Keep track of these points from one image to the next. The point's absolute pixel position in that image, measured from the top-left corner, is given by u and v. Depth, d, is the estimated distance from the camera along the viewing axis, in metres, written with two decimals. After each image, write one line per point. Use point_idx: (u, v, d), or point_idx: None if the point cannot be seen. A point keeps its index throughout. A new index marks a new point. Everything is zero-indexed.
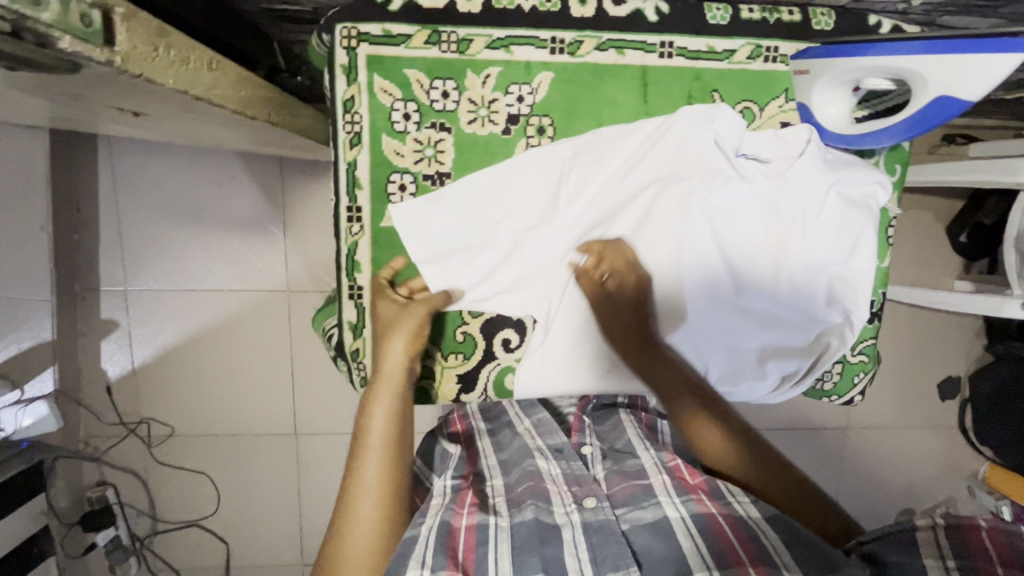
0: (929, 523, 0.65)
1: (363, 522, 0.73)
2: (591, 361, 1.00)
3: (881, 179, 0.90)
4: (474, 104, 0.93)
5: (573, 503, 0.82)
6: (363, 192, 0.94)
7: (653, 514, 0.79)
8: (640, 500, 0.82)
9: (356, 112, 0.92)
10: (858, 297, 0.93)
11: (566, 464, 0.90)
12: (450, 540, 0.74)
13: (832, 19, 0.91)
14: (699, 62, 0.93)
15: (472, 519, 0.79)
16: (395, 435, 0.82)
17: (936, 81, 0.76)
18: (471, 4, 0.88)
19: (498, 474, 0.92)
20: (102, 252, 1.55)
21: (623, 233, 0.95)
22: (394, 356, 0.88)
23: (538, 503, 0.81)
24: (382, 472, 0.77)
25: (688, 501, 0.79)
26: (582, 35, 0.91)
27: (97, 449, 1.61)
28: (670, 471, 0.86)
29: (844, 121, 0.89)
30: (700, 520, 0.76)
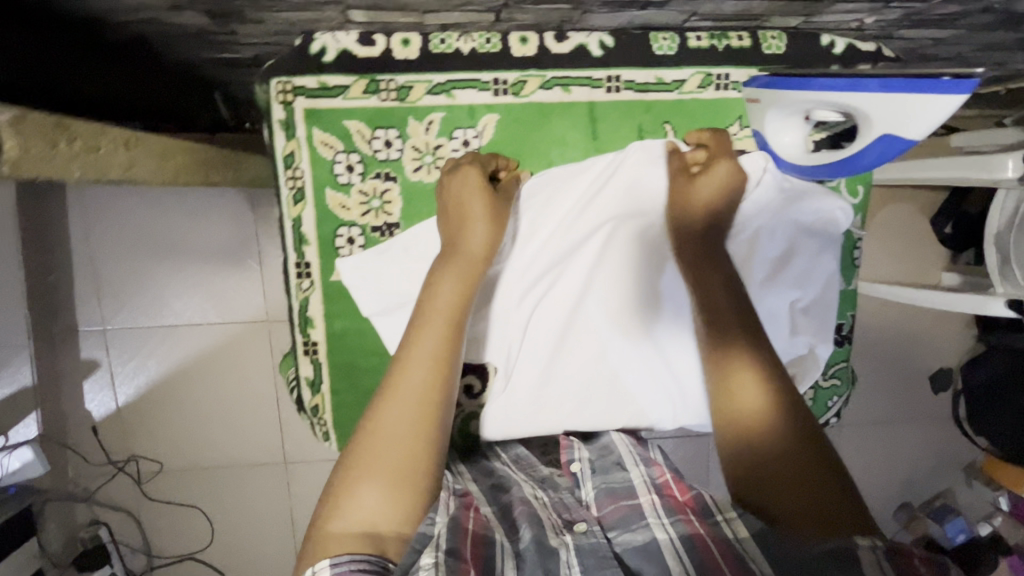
0: (870, 544, 0.57)
1: (407, 394, 0.71)
2: (558, 407, 0.93)
3: (841, 206, 0.90)
4: (419, 152, 0.93)
5: (564, 527, 0.72)
6: (310, 247, 0.93)
7: (646, 537, 0.70)
8: (633, 522, 0.73)
9: (297, 168, 0.91)
10: (818, 326, 0.92)
11: (552, 492, 0.82)
12: (460, 531, 0.65)
13: (784, 41, 0.89)
14: (648, 95, 0.94)
15: (478, 522, 0.68)
16: (457, 319, 0.78)
17: (881, 118, 0.69)
18: (408, 51, 0.88)
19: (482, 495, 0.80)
20: (77, 292, 1.52)
21: (582, 270, 0.94)
22: (471, 242, 0.84)
23: (532, 523, 0.71)
24: (439, 352, 0.74)
25: (676, 521, 0.70)
26: (525, 75, 0.91)
27: (87, 489, 1.60)
28: (657, 490, 0.77)
29: (800, 153, 0.84)
30: (691, 543, 0.66)
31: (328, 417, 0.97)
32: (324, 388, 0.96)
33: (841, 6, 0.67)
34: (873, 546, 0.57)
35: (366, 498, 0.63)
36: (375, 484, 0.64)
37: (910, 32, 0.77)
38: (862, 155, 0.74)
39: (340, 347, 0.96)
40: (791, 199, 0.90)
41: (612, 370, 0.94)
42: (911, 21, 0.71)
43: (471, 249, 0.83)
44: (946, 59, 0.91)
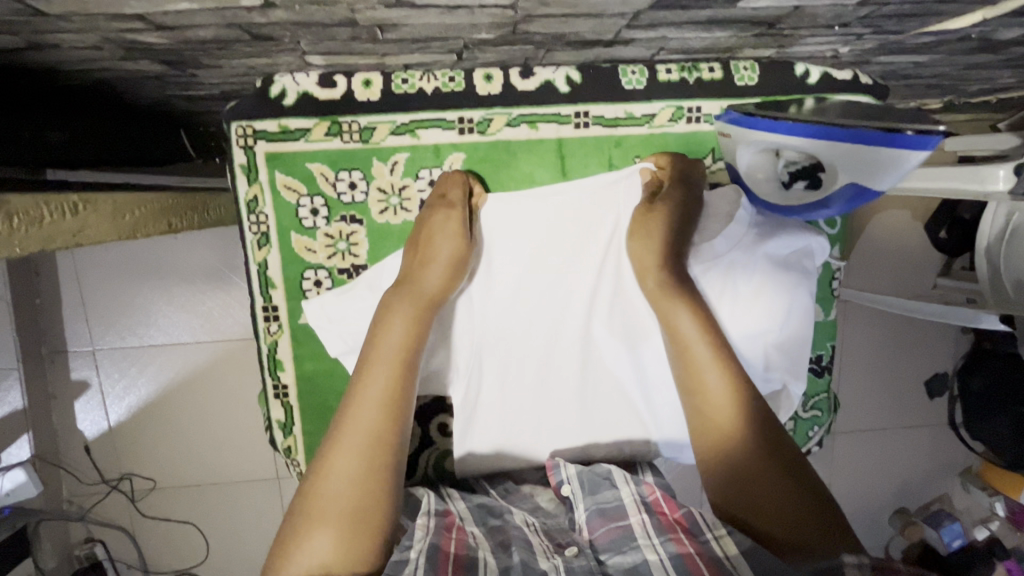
0: (856, 560, 0.54)
1: (353, 443, 0.71)
2: (533, 436, 0.93)
3: (812, 241, 0.88)
4: (385, 193, 0.91)
5: (554, 552, 0.69)
6: (277, 291, 0.92)
7: (636, 559, 0.66)
8: (624, 544, 0.69)
9: (260, 213, 0.89)
10: (787, 363, 0.89)
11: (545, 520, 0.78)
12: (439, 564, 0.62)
13: (757, 72, 0.85)
14: (617, 129, 0.91)
15: (461, 550, 0.66)
16: (404, 360, 0.78)
17: (848, 171, 0.68)
18: (369, 91, 0.85)
19: (472, 521, 0.77)
20: (66, 313, 1.53)
21: (553, 302, 0.92)
22: (427, 283, 0.83)
23: (521, 548, 0.67)
24: (384, 397, 0.74)
25: (667, 541, 0.67)
26: (491, 113, 0.88)
27: (81, 507, 1.61)
28: (648, 509, 0.74)
29: (775, 191, 0.78)
30: (682, 563, 0.63)
31: (301, 457, 0.98)
32: (296, 430, 0.96)
33: (810, 40, 0.64)
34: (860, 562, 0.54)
35: (318, 552, 0.63)
36: (327, 535, 0.64)
37: (884, 59, 0.74)
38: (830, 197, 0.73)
39: (309, 387, 0.95)
40: (762, 233, 0.88)
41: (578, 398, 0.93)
42: (884, 49, 0.69)
43: (427, 287, 0.83)
44: (928, 77, 0.88)
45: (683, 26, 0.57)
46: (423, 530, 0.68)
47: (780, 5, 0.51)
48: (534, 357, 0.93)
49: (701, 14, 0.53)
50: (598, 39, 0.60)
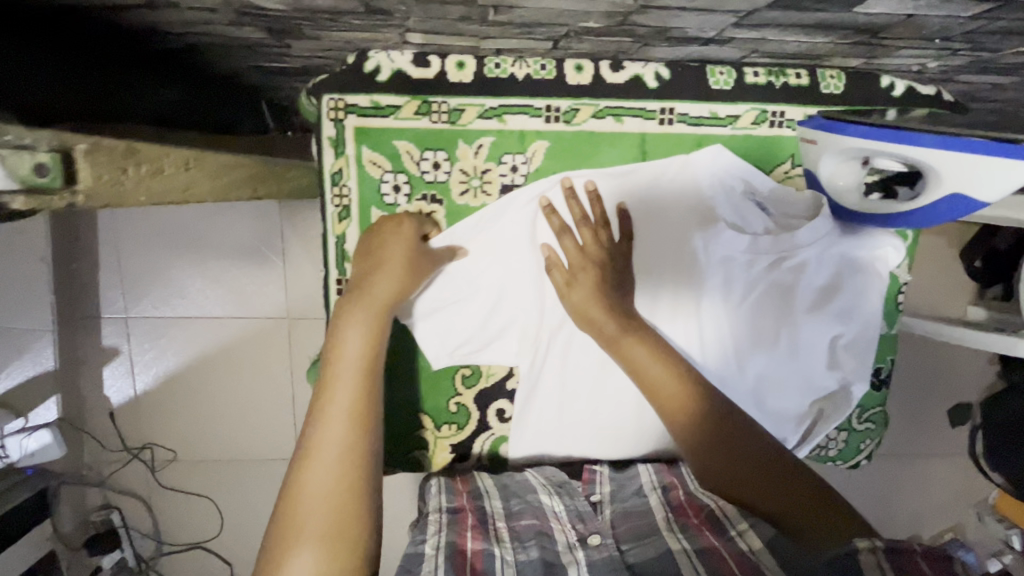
0: (870, 546, 0.53)
1: (326, 458, 0.65)
2: (580, 422, 0.89)
3: (896, 242, 0.77)
4: (466, 175, 0.82)
5: (577, 540, 0.70)
6: None
7: (660, 548, 0.66)
8: (649, 539, 0.69)
9: (343, 185, 0.81)
10: (858, 365, 0.80)
11: (568, 501, 0.79)
12: (459, 555, 0.64)
13: (843, 81, 0.75)
14: (702, 128, 0.79)
15: (477, 543, 0.68)
16: (370, 367, 0.73)
17: (949, 181, 0.61)
18: (461, 74, 0.77)
19: (498, 499, 0.81)
20: (102, 280, 1.52)
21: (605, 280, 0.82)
22: (378, 288, 0.76)
23: (540, 538, 0.70)
24: (353, 411, 0.69)
25: (691, 536, 0.66)
26: (578, 103, 0.78)
27: (100, 474, 1.61)
28: (674, 509, 0.73)
29: (856, 200, 0.72)
30: (707, 557, 0.61)
31: None
32: None
33: (903, 52, 0.65)
34: (873, 548, 0.54)
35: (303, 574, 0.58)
36: (312, 553, 0.59)
37: (966, 79, 0.74)
38: (907, 216, 0.68)
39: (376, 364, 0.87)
40: (843, 229, 0.78)
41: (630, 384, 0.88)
42: (972, 68, 0.69)
43: (374, 294, 0.76)
44: (1003, 101, 0.87)
45: (789, 28, 0.57)
46: (438, 526, 0.71)
47: (894, 14, 0.52)
48: (587, 343, 0.87)
49: (812, 17, 0.53)
50: (698, 37, 0.60)
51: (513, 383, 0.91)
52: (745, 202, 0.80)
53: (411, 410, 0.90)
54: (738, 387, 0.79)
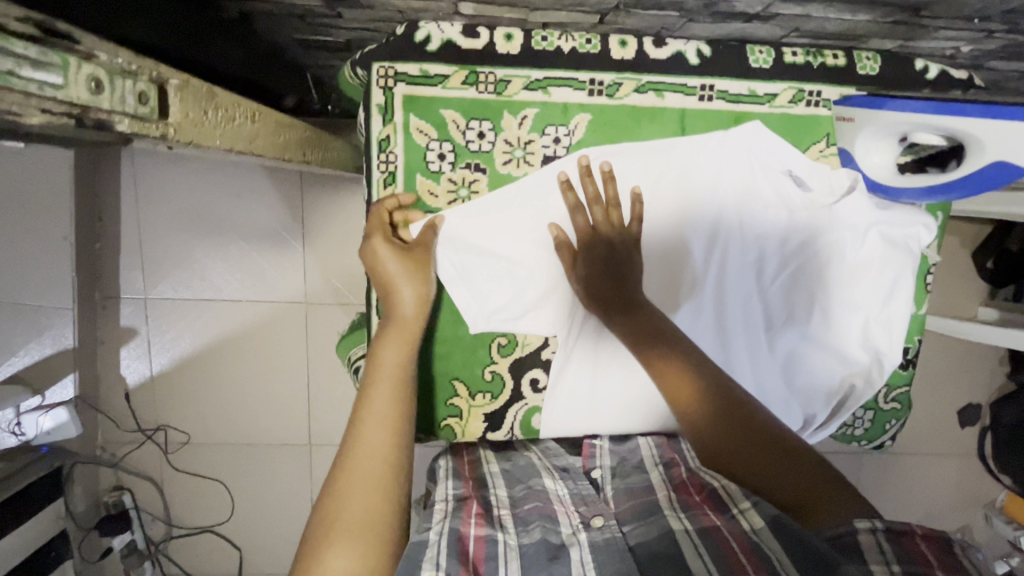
0: (869, 526, 0.48)
1: (361, 478, 0.54)
2: (618, 405, 0.78)
3: (927, 220, 0.71)
4: (510, 146, 0.70)
5: (580, 522, 0.60)
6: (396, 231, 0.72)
7: (662, 529, 0.57)
8: (650, 517, 0.60)
9: (390, 152, 0.70)
10: (895, 340, 0.73)
11: (573, 484, 0.69)
12: (461, 548, 0.54)
13: (878, 64, 0.70)
14: (740, 107, 0.71)
15: (481, 529, 0.57)
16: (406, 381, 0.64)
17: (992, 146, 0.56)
18: (509, 45, 0.67)
19: (501, 485, 0.68)
20: (123, 260, 1.53)
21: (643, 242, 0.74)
22: (404, 304, 0.68)
23: (545, 522, 0.60)
24: (394, 415, 0.60)
25: (693, 514, 0.57)
26: (622, 75, 0.69)
27: (114, 455, 1.62)
28: (675, 486, 0.63)
29: (887, 175, 0.67)
30: (711, 539, 0.53)
31: None
32: None
33: (940, 34, 0.66)
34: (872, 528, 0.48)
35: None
36: (348, 552, 0.49)
37: (997, 67, 0.76)
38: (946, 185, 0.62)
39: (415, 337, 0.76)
40: (879, 203, 0.70)
41: None
42: (1006, 52, 0.70)
43: (405, 316, 0.68)
44: None
45: (832, 4, 0.59)
46: (442, 513, 0.60)
47: None
48: None
49: None
50: (746, 12, 0.62)
51: (548, 353, 0.78)
52: (784, 177, 0.71)
53: (444, 377, 0.77)
54: (767, 362, 0.76)
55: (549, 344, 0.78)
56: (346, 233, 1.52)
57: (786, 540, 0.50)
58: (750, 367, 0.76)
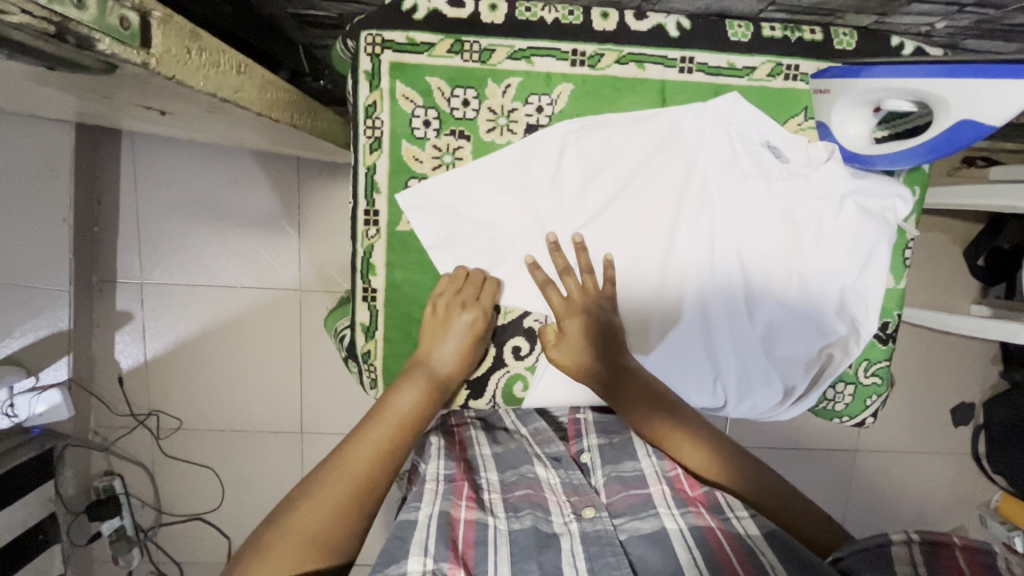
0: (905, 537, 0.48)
1: (340, 476, 0.59)
2: None
3: (902, 192, 0.72)
4: (494, 114, 0.72)
5: (571, 513, 0.60)
6: (382, 197, 0.74)
7: (654, 527, 0.56)
8: (641, 509, 0.59)
9: (377, 118, 0.71)
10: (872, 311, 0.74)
11: (564, 472, 0.67)
12: (450, 533, 0.54)
13: (855, 39, 0.72)
14: (719, 79, 0.73)
15: (472, 513, 0.58)
16: (412, 427, 0.65)
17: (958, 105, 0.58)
18: (494, 15, 0.69)
19: (493, 468, 0.68)
20: (121, 245, 1.55)
21: (622, 213, 0.75)
22: (437, 355, 0.72)
23: (536, 511, 0.60)
24: (382, 454, 0.62)
25: (688, 513, 0.57)
26: (604, 46, 0.71)
27: (106, 439, 1.62)
28: (669, 481, 0.63)
29: (863, 144, 0.69)
30: (705, 542, 0.53)
31: (380, 367, 0.77)
32: (381, 336, 0.77)
33: (913, 9, 0.68)
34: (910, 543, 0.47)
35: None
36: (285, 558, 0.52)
37: (974, 45, 0.78)
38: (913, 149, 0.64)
39: (400, 302, 0.76)
40: (856, 173, 0.71)
41: (651, 334, 0.77)
42: (979, 29, 0.73)
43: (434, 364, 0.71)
44: None
45: None
46: (433, 492, 0.59)
47: None
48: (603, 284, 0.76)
49: None
50: None
51: (531, 321, 0.78)
52: (761, 148, 0.73)
53: None
54: (747, 332, 0.76)
55: (530, 314, 0.78)
56: (340, 221, 1.53)
57: (778, 548, 0.51)
58: (729, 338, 0.77)
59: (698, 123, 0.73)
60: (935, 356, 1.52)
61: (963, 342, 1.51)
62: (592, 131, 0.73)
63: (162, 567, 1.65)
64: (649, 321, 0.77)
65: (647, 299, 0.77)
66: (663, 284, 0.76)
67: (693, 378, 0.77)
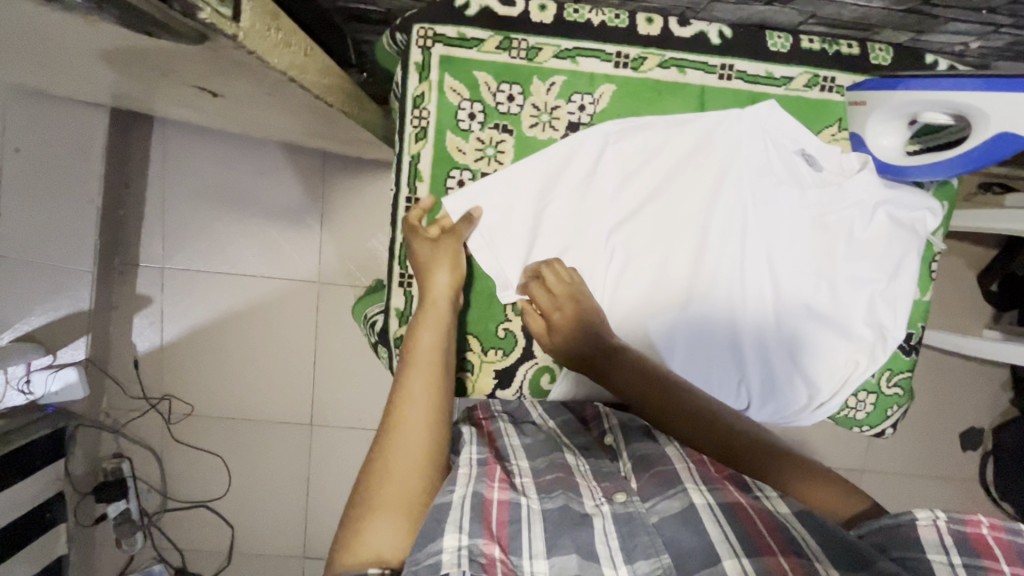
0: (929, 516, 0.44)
1: (409, 431, 0.57)
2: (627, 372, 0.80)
3: (932, 205, 0.74)
4: (537, 110, 0.74)
5: (602, 496, 0.56)
6: (423, 186, 0.76)
7: (684, 504, 0.53)
8: (668, 489, 0.56)
9: (423, 109, 0.73)
10: (899, 319, 0.75)
11: (594, 461, 0.64)
12: (484, 512, 0.50)
13: (891, 54, 0.74)
14: (757, 87, 0.75)
15: (505, 494, 0.54)
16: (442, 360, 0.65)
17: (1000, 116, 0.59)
18: (543, 15, 0.72)
19: (523, 456, 0.64)
20: (145, 230, 1.58)
21: (655, 215, 0.76)
22: (438, 285, 0.70)
23: (568, 491, 0.56)
24: (432, 394, 0.61)
25: (716, 490, 0.54)
26: (647, 50, 0.73)
27: (116, 421, 1.62)
28: (693, 461, 0.60)
29: (898, 156, 0.71)
30: (737, 521, 0.50)
31: None
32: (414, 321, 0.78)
33: (949, 27, 0.71)
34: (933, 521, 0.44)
35: (383, 546, 0.49)
36: (392, 525, 0.51)
37: None
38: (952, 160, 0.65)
39: None
40: (888, 183, 0.73)
41: (681, 339, 0.77)
42: (1012, 50, 0.75)
43: (436, 297, 0.70)
44: None
45: None
46: (467, 475, 0.56)
47: None
48: (636, 285, 0.77)
49: None
50: None
51: None
52: (796, 156, 0.74)
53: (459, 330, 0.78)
54: (774, 336, 0.77)
55: None
56: (362, 216, 1.55)
57: (807, 522, 0.49)
58: (755, 341, 0.77)
59: (737, 127, 0.74)
60: (945, 379, 1.51)
61: (973, 366, 1.50)
62: (633, 130, 0.75)
63: (164, 554, 1.64)
64: (678, 321, 0.77)
65: (676, 298, 0.77)
66: (694, 286, 0.77)
67: (721, 379, 0.77)
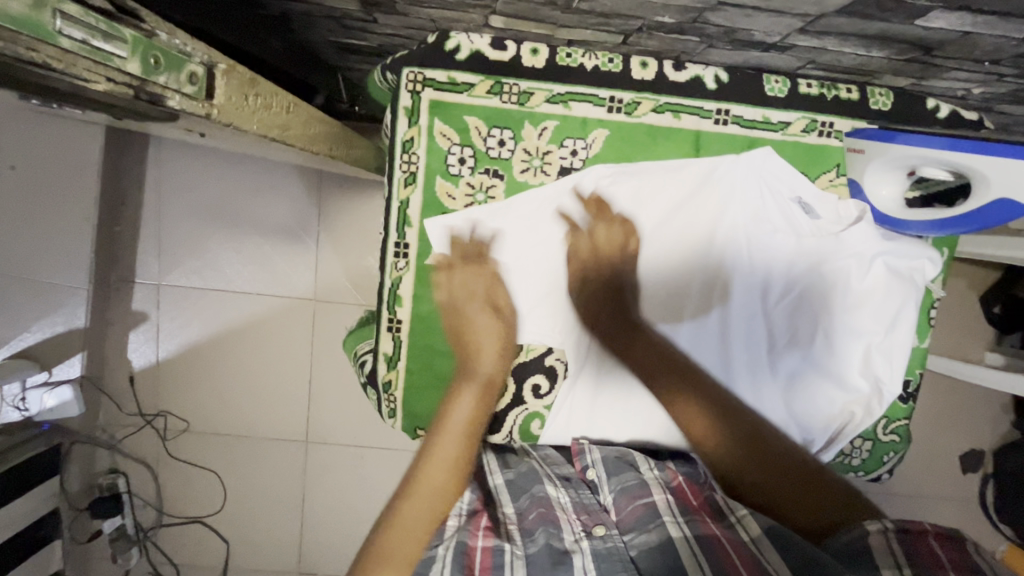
0: (880, 526, 0.47)
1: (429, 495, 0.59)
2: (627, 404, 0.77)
3: (932, 254, 0.72)
4: (528, 155, 0.73)
5: (581, 529, 0.58)
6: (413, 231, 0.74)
7: (661, 537, 0.55)
8: (647, 522, 0.58)
9: (413, 154, 0.73)
10: (895, 373, 0.74)
11: (574, 492, 0.66)
12: (465, 560, 0.53)
13: (891, 99, 0.73)
14: (754, 132, 0.73)
15: (488, 540, 0.56)
16: (474, 434, 0.67)
17: (1003, 182, 0.57)
18: (535, 59, 0.71)
19: (507, 496, 0.66)
20: (140, 246, 1.57)
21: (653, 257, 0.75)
22: (479, 364, 0.72)
23: (549, 528, 0.58)
24: (456, 464, 0.63)
25: (693, 520, 0.56)
26: (641, 95, 0.72)
27: (112, 436, 1.61)
28: (673, 491, 0.63)
29: (897, 207, 0.70)
30: (711, 549, 0.52)
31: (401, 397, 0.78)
32: (403, 365, 0.77)
33: (950, 75, 0.69)
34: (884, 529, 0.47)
35: None
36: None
37: (1006, 109, 0.79)
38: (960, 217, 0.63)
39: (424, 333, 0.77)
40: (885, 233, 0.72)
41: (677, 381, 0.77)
42: (1015, 96, 0.73)
43: (478, 373, 0.71)
44: None
45: (848, 39, 0.62)
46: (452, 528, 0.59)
47: (950, 30, 0.57)
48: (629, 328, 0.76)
49: (873, 27, 0.58)
50: (761, 41, 0.65)
51: (552, 360, 0.78)
52: (794, 205, 0.73)
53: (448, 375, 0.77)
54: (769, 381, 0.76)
55: (553, 352, 0.77)
56: (360, 233, 1.54)
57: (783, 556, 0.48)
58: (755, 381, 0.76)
59: (732, 177, 0.73)
60: (947, 405, 1.48)
61: (975, 391, 1.47)
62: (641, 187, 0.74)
63: (159, 568, 1.63)
64: None
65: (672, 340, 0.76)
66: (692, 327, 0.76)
67: None
